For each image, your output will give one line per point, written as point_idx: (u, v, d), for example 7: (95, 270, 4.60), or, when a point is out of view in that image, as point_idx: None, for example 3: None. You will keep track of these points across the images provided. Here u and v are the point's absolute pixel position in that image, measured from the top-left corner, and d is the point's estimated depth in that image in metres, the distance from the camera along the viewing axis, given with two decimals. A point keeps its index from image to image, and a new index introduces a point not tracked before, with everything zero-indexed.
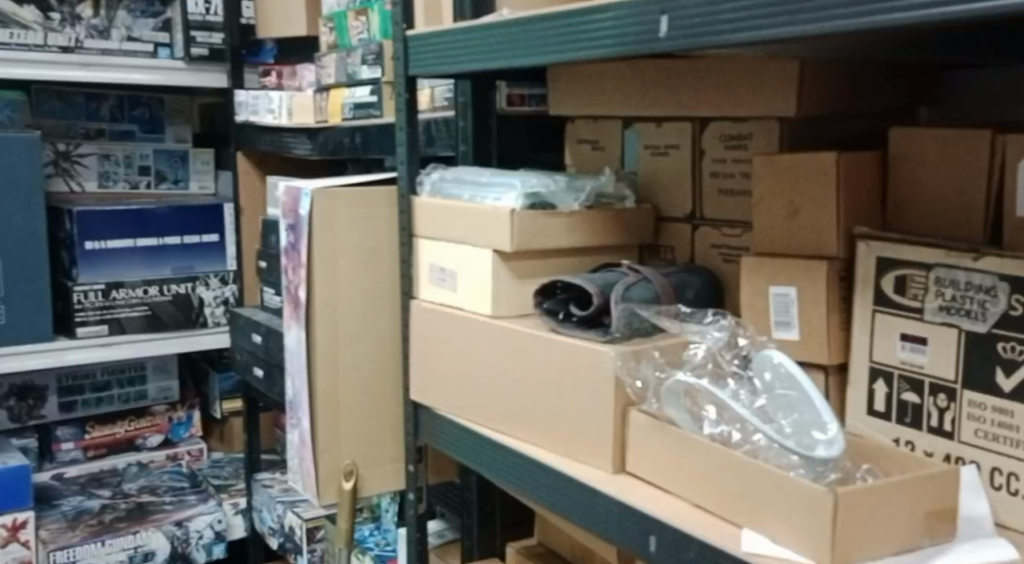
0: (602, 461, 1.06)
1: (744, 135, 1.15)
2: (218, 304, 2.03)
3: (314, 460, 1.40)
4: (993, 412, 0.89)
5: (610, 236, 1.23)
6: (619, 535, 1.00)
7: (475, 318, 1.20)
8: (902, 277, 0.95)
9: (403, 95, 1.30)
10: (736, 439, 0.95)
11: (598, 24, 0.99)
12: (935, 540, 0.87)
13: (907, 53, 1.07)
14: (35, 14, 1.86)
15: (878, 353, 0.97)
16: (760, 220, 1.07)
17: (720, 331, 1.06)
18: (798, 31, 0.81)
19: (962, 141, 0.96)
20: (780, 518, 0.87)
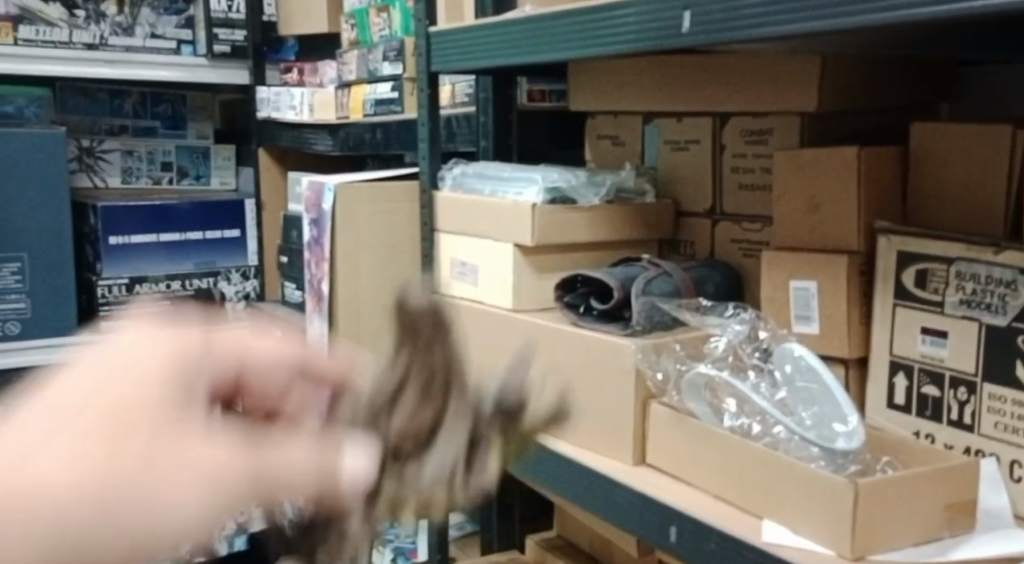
0: (624, 453, 1.07)
1: (765, 131, 1.16)
2: (240, 298, 2.05)
3: None
4: (1014, 405, 0.90)
5: (632, 230, 1.24)
6: (639, 526, 1.01)
7: (497, 311, 1.21)
8: (923, 271, 0.95)
9: (426, 91, 1.31)
10: (757, 431, 0.96)
11: (621, 19, 1.00)
12: (955, 532, 0.88)
13: (929, 46, 1.08)
14: (61, 11, 1.88)
15: (899, 346, 0.98)
16: (781, 215, 1.08)
17: (741, 324, 1.07)
18: (825, 26, 0.81)
19: (983, 135, 0.96)
20: (801, 509, 0.88)
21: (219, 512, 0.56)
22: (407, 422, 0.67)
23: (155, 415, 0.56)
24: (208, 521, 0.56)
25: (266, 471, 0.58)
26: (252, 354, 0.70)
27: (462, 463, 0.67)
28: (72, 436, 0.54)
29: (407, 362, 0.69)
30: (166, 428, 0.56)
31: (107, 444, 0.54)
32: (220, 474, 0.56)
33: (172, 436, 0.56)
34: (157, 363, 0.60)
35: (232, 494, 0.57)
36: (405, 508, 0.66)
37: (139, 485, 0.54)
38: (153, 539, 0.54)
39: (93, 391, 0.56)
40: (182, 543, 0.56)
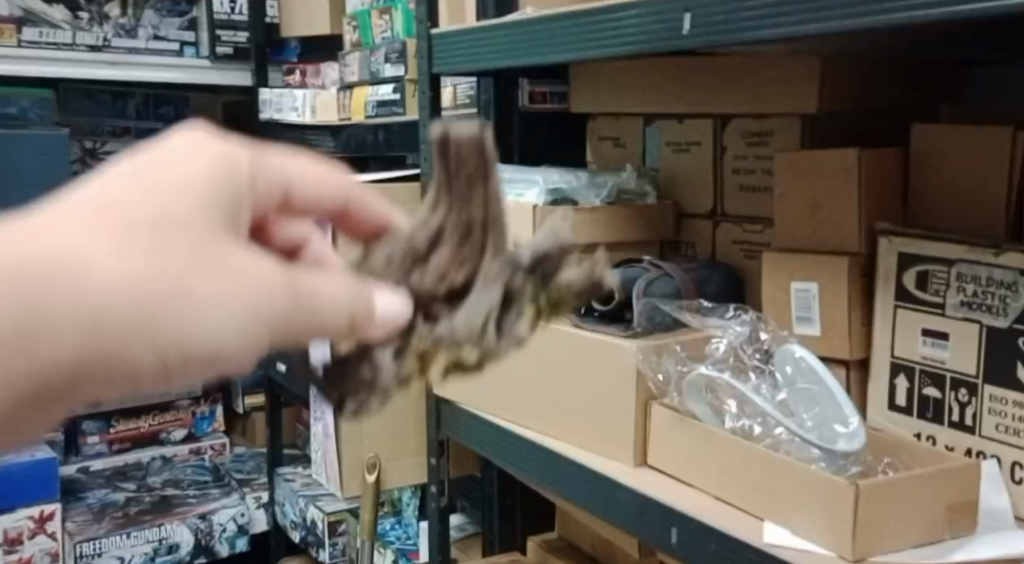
0: (624, 454, 1.07)
1: (766, 132, 1.16)
2: None
3: (338, 449, 1.44)
4: (1015, 407, 0.90)
5: (635, 232, 1.23)
6: (640, 528, 1.01)
7: None
8: (924, 273, 0.95)
9: (427, 93, 1.31)
10: (758, 432, 0.97)
11: (621, 22, 1.00)
12: (956, 533, 0.88)
13: (931, 47, 1.07)
14: (65, 12, 1.89)
15: (900, 348, 0.98)
16: (782, 216, 1.08)
17: (742, 326, 1.07)
18: (825, 27, 0.82)
19: (984, 137, 0.96)
20: (801, 510, 0.88)
21: (262, 333, 0.58)
22: (440, 274, 0.71)
23: (203, 231, 0.57)
24: (249, 339, 0.58)
25: (304, 297, 0.59)
26: (301, 184, 0.71)
27: (496, 315, 0.70)
28: (122, 236, 0.55)
29: (445, 219, 0.72)
30: (212, 245, 0.57)
31: (157, 255, 0.55)
32: (263, 292, 0.58)
33: (219, 253, 0.57)
34: (204, 178, 0.59)
35: (275, 316, 0.58)
36: (435, 355, 0.70)
37: (185, 294, 0.55)
38: (195, 347, 0.56)
39: (147, 197, 0.56)
40: (224, 357, 0.58)
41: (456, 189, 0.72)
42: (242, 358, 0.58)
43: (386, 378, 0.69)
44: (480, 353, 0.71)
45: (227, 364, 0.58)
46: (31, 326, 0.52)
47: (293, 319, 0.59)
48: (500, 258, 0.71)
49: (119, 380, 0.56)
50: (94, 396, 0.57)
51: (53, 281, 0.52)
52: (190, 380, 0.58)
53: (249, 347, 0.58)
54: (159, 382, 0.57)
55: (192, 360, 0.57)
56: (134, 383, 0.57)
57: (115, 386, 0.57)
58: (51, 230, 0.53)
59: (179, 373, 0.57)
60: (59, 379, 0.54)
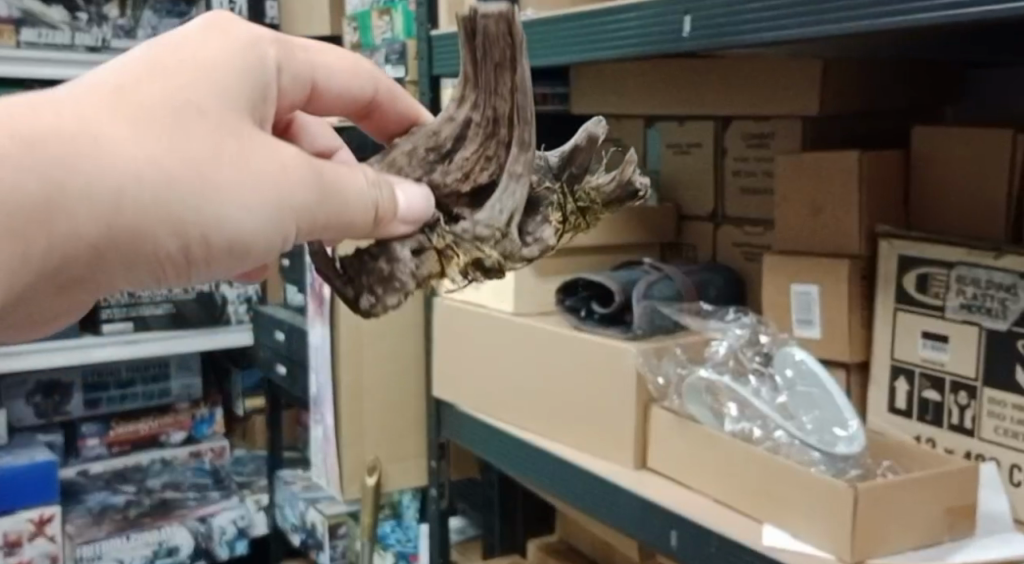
0: (624, 456, 1.06)
1: (766, 134, 1.16)
2: (241, 302, 2.04)
3: (338, 453, 1.42)
4: (1014, 410, 0.89)
5: (634, 234, 1.24)
6: (640, 531, 1.01)
7: (499, 314, 1.21)
8: (924, 275, 0.95)
9: (427, 95, 1.31)
10: (758, 435, 0.96)
11: (622, 24, 1.00)
12: (953, 535, 0.88)
13: (930, 48, 1.07)
14: (62, 13, 1.88)
15: (900, 351, 0.98)
16: (782, 219, 1.08)
17: (742, 328, 1.07)
18: (825, 31, 0.82)
19: (984, 140, 0.96)
20: (801, 512, 0.88)
21: (289, 226, 0.62)
22: (464, 173, 0.72)
23: (228, 119, 0.60)
24: (276, 232, 0.61)
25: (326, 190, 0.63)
26: (330, 85, 0.72)
27: (519, 215, 0.71)
28: (150, 124, 0.58)
29: (470, 115, 0.72)
30: (236, 134, 0.60)
31: (183, 144, 0.58)
32: (289, 188, 0.61)
33: (244, 144, 0.60)
34: (234, 71, 0.62)
35: (299, 210, 0.62)
36: (456, 254, 0.71)
37: (213, 186, 0.59)
38: (221, 235, 0.60)
39: (175, 84, 0.59)
40: (248, 248, 0.61)
41: (484, 84, 0.71)
42: (265, 251, 0.62)
43: (405, 273, 0.70)
44: (501, 257, 0.71)
45: (251, 254, 0.62)
46: (54, 199, 0.55)
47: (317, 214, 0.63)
48: (528, 156, 0.71)
49: (143, 264, 0.60)
50: (119, 279, 0.60)
51: (75, 158, 0.55)
52: (217, 271, 0.62)
53: (274, 242, 0.62)
54: (182, 272, 0.61)
55: (215, 248, 0.60)
56: (159, 270, 0.60)
57: (137, 271, 0.60)
58: (77, 110, 0.56)
59: (203, 261, 0.61)
60: (84, 257, 0.58)
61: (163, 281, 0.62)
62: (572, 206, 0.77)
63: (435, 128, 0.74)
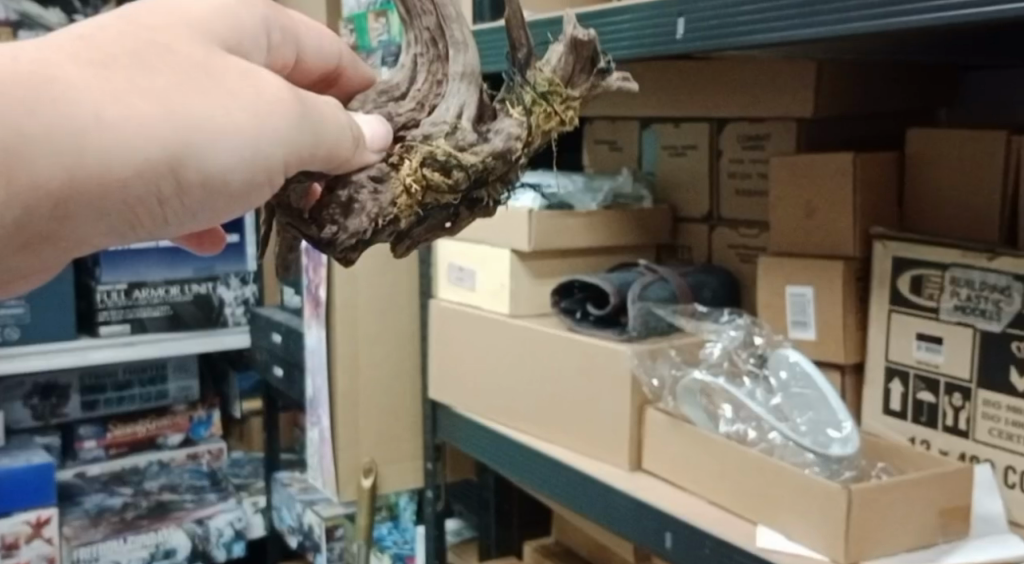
0: (620, 458, 1.07)
1: (761, 136, 1.16)
2: (239, 304, 2.04)
3: (334, 456, 1.42)
4: (1008, 411, 0.90)
5: (629, 235, 1.24)
6: (634, 533, 1.01)
7: (494, 316, 1.21)
8: (919, 277, 0.95)
9: None
10: (752, 437, 0.96)
11: (616, 26, 1.00)
12: (948, 538, 0.88)
13: (925, 51, 1.07)
14: (60, 16, 1.89)
15: (894, 353, 0.98)
16: (777, 220, 1.08)
17: (736, 330, 1.07)
18: (816, 32, 0.82)
19: (978, 141, 0.96)
20: (795, 513, 0.88)
21: (276, 159, 0.58)
22: (416, 103, 0.69)
23: (194, 57, 0.56)
24: (261, 166, 0.58)
25: (310, 121, 0.59)
26: (304, 43, 0.69)
27: (469, 114, 0.69)
28: (118, 62, 0.54)
29: (413, 52, 0.70)
30: (209, 67, 0.56)
31: (155, 78, 0.54)
32: (270, 117, 0.57)
33: (215, 79, 0.56)
34: (202, 18, 0.59)
35: (284, 143, 0.58)
36: (410, 158, 0.67)
37: (190, 119, 0.55)
38: (200, 174, 0.56)
39: (143, 27, 0.56)
40: (233, 184, 0.57)
41: (412, 12, 0.70)
42: (251, 189, 0.58)
43: (365, 197, 0.66)
44: (454, 148, 0.67)
45: (236, 191, 0.58)
46: (12, 146, 0.50)
47: (302, 147, 0.59)
48: (467, 57, 0.69)
49: (114, 208, 0.55)
50: (91, 227, 0.55)
51: (37, 102, 0.50)
52: (196, 208, 0.58)
53: (261, 178, 0.58)
54: (159, 209, 0.57)
55: (195, 184, 0.56)
56: (133, 211, 0.55)
57: (109, 215, 0.55)
58: (38, 53, 0.52)
59: (182, 196, 0.56)
60: (53, 207, 0.53)
61: (137, 225, 0.57)
62: (528, 95, 0.72)
63: (385, 83, 0.71)
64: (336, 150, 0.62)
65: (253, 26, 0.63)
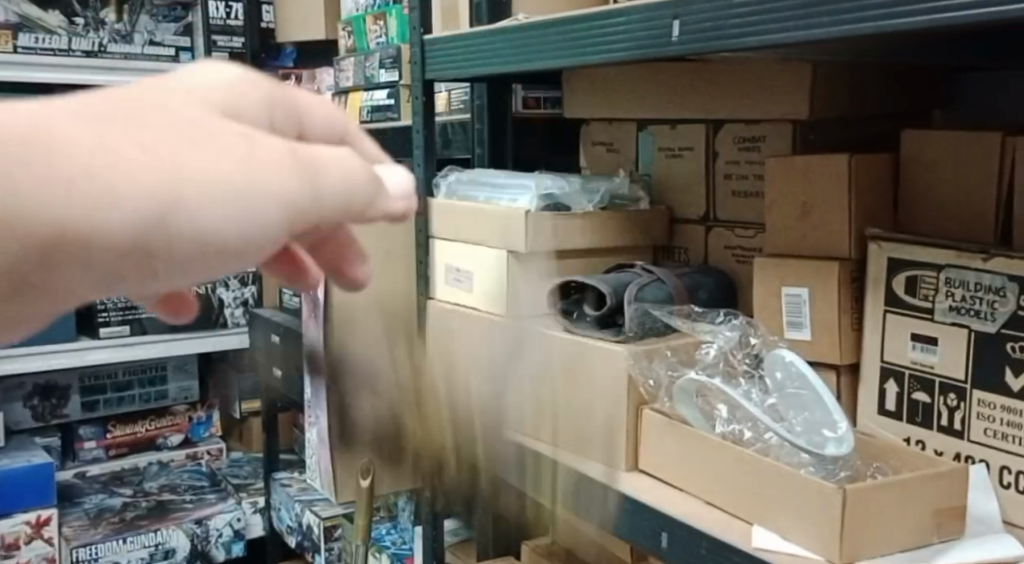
0: (616, 459, 1.07)
1: (757, 138, 1.17)
2: (238, 304, 2.05)
3: (333, 457, 1.43)
4: (1003, 411, 0.90)
5: (624, 236, 1.24)
6: (630, 533, 1.02)
7: (492, 318, 1.21)
8: (913, 278, 0.96)
9: (420, 98, 1.31)
10: (749, 437, 0.96)
11: (612, 28, 1.01)
12: (944, 537, 0.88)
13: (920, 55, 1.08)
14: (60, 18, 1.89)
15: (889, 353, 0.98)
16: (772, 222, 1.08)
17: (731, 331, 1.08)
18: (817, 35, 0.82)
19: (971, 143, 0.96)
20: (790, 513, 0.88)
21: (274, 226, 0.42)
22: None
23: (192, 117, 0.42)
24: (265, 221, 0.41)
25: (316, 182, 0.43)
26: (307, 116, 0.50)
27: None
28: (104, 117, 0.40)
29: None
30: (199, 123, 0.42)
31: (138, 136, 0.40)
32: (263, 177, 0.41)
33: (213, 133, 0.41)
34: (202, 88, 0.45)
35: (280, 204, 0.42)
36: None
37: (174, 173, 0.39)
38: (193, 230, 0.40)
39: (125, 96, 0.42)
40: (223, 250, 0.41)
41: None
42: (245, 256, 0.42)
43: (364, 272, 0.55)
44: None
45: (226, 258, 0.41)
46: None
47: (303, 212, 0.43)
48: None
49: (91, 272, 0.39)
50: (77, 285, 0.40)
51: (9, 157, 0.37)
52: (177, 278, 0.41)
53: (257, 242, 0.42)
54: (141, 277, 0.40)
55: (179, 250, 0.40)
56: (115, 280, 0.40)
57: (89, 279, 0.40)
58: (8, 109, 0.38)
59: (164, 263, 0.40)
60: (19, 267, 0.38)
61: (113, 293, 0.41)
62: None
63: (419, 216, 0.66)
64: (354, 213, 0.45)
65: (264, 101, 0.47)
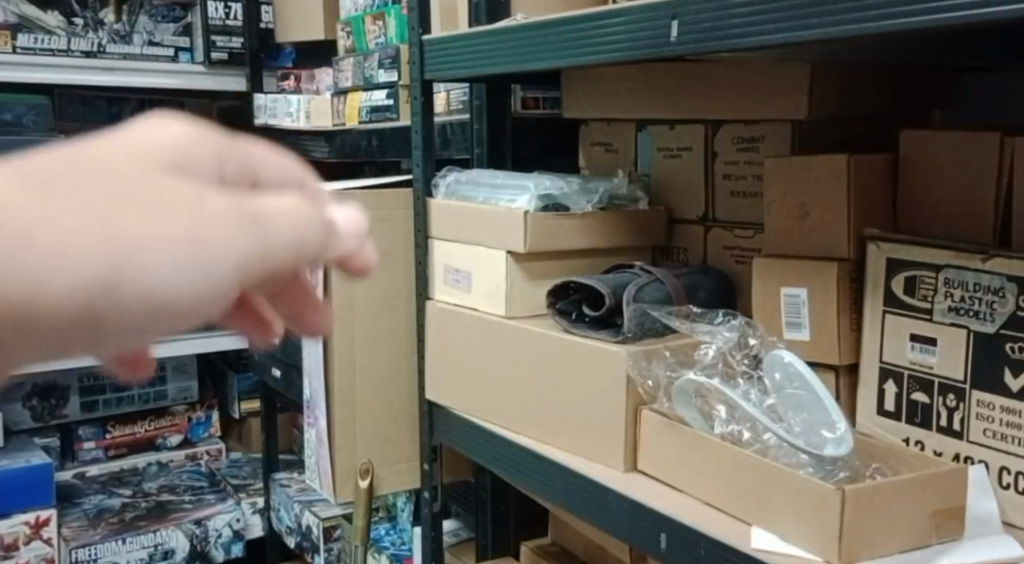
0: (615, 460, 1.07)
1: (757, 137, 1.16)
2: None
3: (332, 458, 1.42)
4: (1002, 412, 0.90)
5: (623, 236, 1.24)
6: (630, 534, 1.01)
7: (490, 318, 1.21)
8: (913, 278, 0.96)
9: (418, 99, 1.31)
10: (747, 438, 0.96)
11: (610, 29, 1.01)
12: (943, 538, 0.88)
13: (919, 55, 1.08)
14: (59, 19, 1.89)
15: (888, 354, 0.98)
16: (772, 222, 1.08)
17: (730, 331, 1.07)
18: (819, 35, 0.81)
19: (971, 143, 0.96)
20: (789, 515, 0.88)
21: (222, 284, 0.39)
22: None
23: (130, 170, 0.38)
24: (220, 285, 0.39)
25: (266, 235, 0.40)
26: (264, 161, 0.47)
27: None
28: (34, 175, 0.36)
29: None
30: (141, 178, 0.38)
31: (70, 190, 0.36)
32: (207, 233, 0.38)
33: (157, 188, 0.38)
34: (136, 139, 0.41)
35: (228, 262, 0.39)
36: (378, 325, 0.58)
37: (117, 229, 0.36)
38: (141, 298, 0.37)
39: (54, 146, 0.38)
40: (171, 314, 0.38)
41: None
42: (194, 320, 0.39)
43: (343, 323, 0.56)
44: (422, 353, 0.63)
45: (173, 323, 0.38)
46: None
47: (256, 266, 0.40)
48: None
49: (30, 347, 0.36)
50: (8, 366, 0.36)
51: None
52: (115, 343, 0.38)
53: (210, 301, 0.39)
54: (76, 350, 0.37)
55: (123, 316, 0.37)
56: (54, 356, 0.36)
57: (22, 354, 0.36)
58: None
59: (105, 331, 0.37)
60: None
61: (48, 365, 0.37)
62: None
63: None
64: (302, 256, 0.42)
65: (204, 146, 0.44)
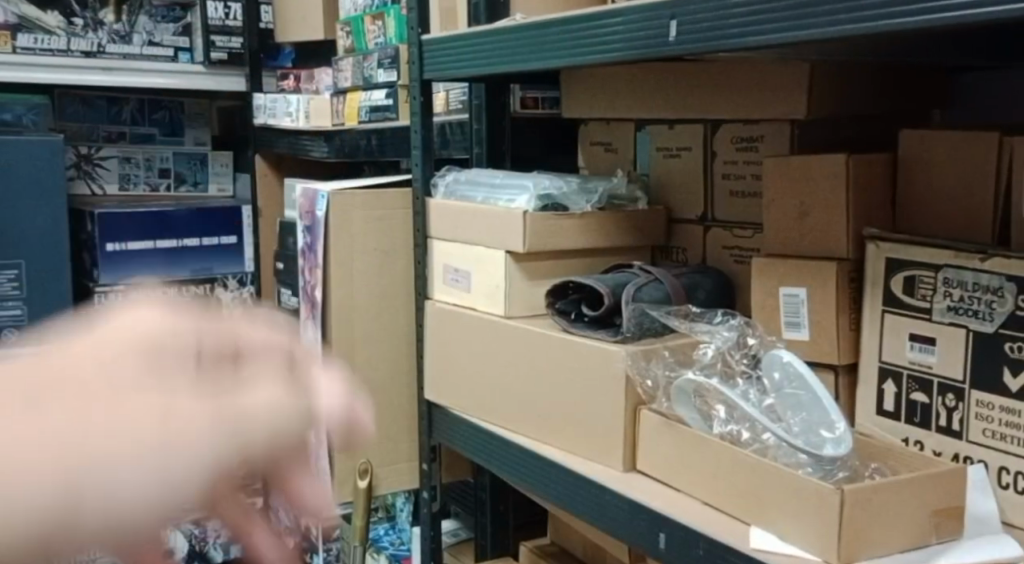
0: (614, 459, 1.07)
1: (756, 137, 1.16)
2: None
3: (331, 458, 1.42)
4: (1001, 411, 0.90)
5: (623, 235, 1.24)
6: (628, 534, 1.01)
7: (489, 318, 1.21)
8: (912, 278, 0.95)
9: (418, 99, 1.31)
10: (746, 438, 0.96)
11: (609, 28, 1.01)
12: (943, 538, 0.88)
13: (918, 55, 1.08)
14: (59, 19, 1.89)
15: (888, 354, 0.98)
16: (771, 222, 1.08)
17: (730, 331, 1.07)
18: (820, 35, 0.81)
19: (970, 143, 0.96)
20: (788, 516, 0.88)
21: (188, 495, 0.45)
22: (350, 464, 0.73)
23: (99, 395, 0.45)
24: (174, 495, 0.45)
25: (214, 443, 0.46)
26: (244, 337, 0.52)
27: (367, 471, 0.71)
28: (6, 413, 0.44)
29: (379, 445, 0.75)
30: (104, 402, 0.45)
31: (34, 430, 0.44)
32: (182, 446, 0.45)
33: (111, 415, 0.45)
34: (106, 345, 0.48)
35: (179, 472, 0.45)
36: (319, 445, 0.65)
37: (72, 465, 0.43)
38: (107, 516, 0.44)
39: (29, 380, 0.46)
40: (133, 523, 0.44)
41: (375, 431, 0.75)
42: (161, 523, 0.45)
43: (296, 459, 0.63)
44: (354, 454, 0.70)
45: (139, 532, 0.45)
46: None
47: (212, 468, 0.46)
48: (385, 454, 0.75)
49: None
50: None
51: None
52: (107, 552, 0.45)
53: (172, 507, 0.45)
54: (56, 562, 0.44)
55: (89, 531, 0.43)
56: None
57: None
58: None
59: (71, 545, 0.44)
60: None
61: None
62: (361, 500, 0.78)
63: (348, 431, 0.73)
64: (283, 441, 0.47)
65: (187, 337, 0.50)
